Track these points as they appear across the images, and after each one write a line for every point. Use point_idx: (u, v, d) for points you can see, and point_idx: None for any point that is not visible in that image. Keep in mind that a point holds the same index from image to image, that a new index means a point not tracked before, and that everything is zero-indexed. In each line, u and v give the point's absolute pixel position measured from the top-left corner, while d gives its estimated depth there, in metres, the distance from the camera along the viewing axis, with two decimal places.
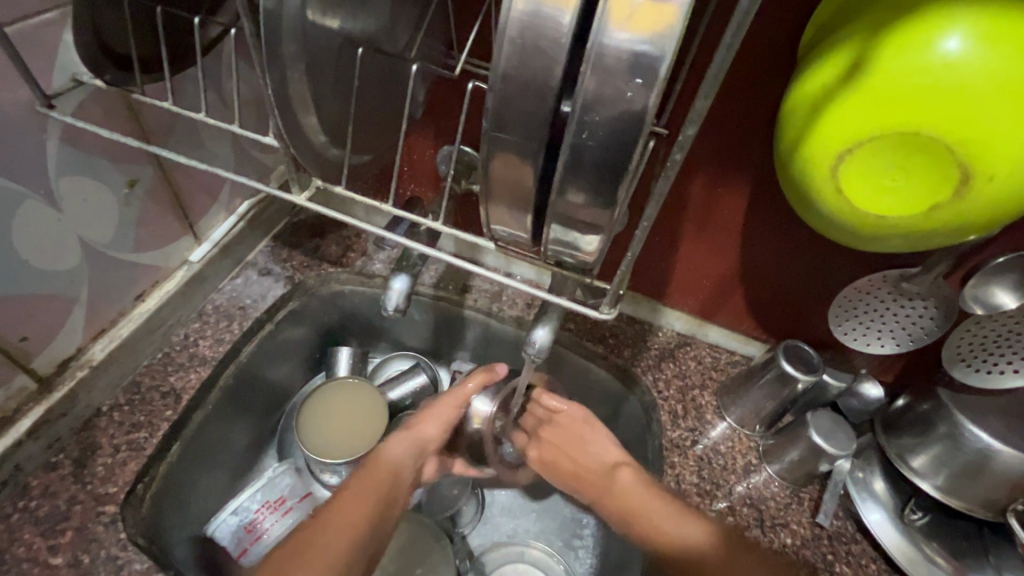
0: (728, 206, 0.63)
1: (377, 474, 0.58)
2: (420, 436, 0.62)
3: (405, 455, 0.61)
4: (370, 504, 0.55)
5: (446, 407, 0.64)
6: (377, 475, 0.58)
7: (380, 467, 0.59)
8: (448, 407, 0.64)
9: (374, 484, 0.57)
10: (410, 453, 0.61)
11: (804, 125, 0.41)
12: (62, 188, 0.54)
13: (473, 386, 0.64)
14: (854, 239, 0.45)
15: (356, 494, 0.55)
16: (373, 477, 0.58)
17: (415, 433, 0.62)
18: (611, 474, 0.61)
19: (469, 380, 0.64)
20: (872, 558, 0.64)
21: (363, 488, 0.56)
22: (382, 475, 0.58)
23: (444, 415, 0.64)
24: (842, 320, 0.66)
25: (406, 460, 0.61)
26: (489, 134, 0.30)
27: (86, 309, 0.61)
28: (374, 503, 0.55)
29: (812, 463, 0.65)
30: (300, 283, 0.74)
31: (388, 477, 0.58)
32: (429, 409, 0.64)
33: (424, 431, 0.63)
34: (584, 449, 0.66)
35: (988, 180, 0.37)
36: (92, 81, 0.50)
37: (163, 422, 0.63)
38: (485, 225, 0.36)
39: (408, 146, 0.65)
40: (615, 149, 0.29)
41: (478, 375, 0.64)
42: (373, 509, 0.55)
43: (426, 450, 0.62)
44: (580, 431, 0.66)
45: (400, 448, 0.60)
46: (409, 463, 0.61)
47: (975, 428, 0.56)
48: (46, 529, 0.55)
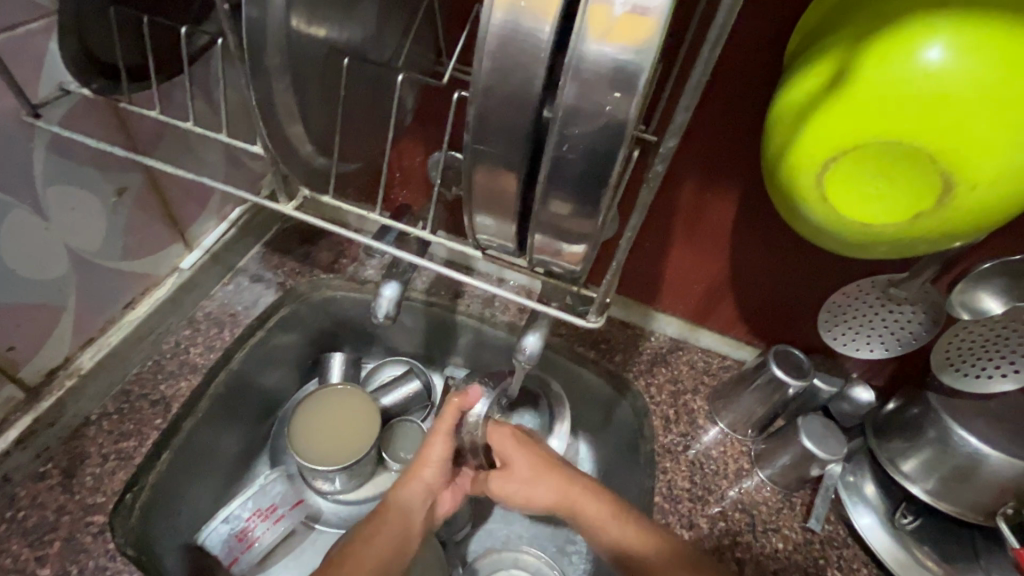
0: (717, 211, 0.63)
1: (388, 518, 0.59)
2: (421, 479, 0.61)
3: (412, 496, 0.60)
4: (383, 552, 0.57)
5: (438, 445, 0.60)
6: (390, 521, 0.59)
7: (392, 509, 0.59)
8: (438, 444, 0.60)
9: (386, 530, 0.58)
10: (418, 495, 0.61)
11: (790, 133, 0.41)
12: (49, 197, 0.54)
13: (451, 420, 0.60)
14: (842, 246, 0.45)
15: (370, 543, 0.57)
16: (387, 522, 0.58)
17: (414, 476, 0.60)
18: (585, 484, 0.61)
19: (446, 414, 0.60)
20: (864, 562, 0.63)
21: (378, 536, 0.58)
22: (394, 520, 0.59)
23: (438, 455, 0.61)
24: (832, 325, 0.66)
25: (415, 500, 0.60)
26: (472, 145, 0.30)
27: (75, 317, 0.60)
28: (387, 549, 0.57)
29: (803, 467, 0.65)
30: (291, 290, 0.74)
31: (401, 520, 0.59)
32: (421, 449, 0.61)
33: (423, 474, 0.61)
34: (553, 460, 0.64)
35: (972, 188, 0.37)
36: (79, 90, 0.50)
37: (153, 430, 0.62)
38: (471, 233, 0.36)
39: (399, 152, 0.65)
40: (597, 159, 0.29)
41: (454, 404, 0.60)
42: (387, 556, 0.57)
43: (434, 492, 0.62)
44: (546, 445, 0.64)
45: (408, 489, 0.60)
46: (418, 504, 0.60)
47: (964, 432, 0.57)
48: (33, 540, 0.55)
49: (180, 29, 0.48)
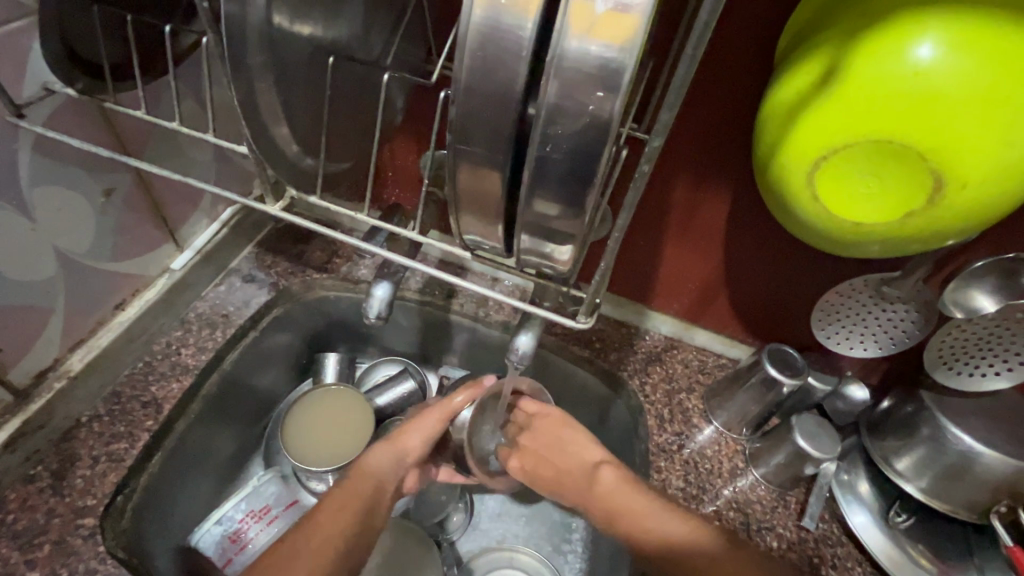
0: (710, 209, 0.63)
1: (356, 485, 0.58)
2: (401, 448, 0.60)
3: (385, 466, 0.60)
4: (348, 516, 0.56)
5: (432, 421, 0.61)
6: (358, 487, 0.58)
7: (362, 477, 0.59)
8: (433, 420, 0.61)
9: (351, 496, 0.57)
10: (392, 465, 0.60)
11: (780, 132, 0.41)
12: (36, 198, 0.53)
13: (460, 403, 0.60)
14: (832, 245, 0.45)
15: (336, 506, 0.56)
16: (354, 487, 0.58)
17: (394, 446, 0.60)
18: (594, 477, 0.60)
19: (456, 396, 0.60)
20: (858, 561, 0.63)
21: (344, 500, 0.57)
22: (362, 486, 0.58)
23: (428, 428, 0.61)
24: (825, 324, 0.66)
25: (386, 469, 0.60)
26: (454, 146, 0.30)
27: (64, 318, 0.60)
28: (353, 514, 0.56)
29: (798, 466, 0.65)
30: (284, 290, 0.74)
31: (369, 488, 0.59)
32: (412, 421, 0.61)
33: (404, 443, 0.61)
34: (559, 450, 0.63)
35: (961, 187, 0.37)
36: (64, 90, 0.49)
37: (144, 432, 0.62)
38: (457, 234, 0.36)
39: (391, 151, 0.64)
40: (581, 159, 0.28)
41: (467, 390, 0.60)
42: (352, 520, 0.56)
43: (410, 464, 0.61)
44: (553, 432, 0.63)
45: (382, 459, 0.60)
46: (391, 476, 0.60)
47: (958, 431, 0.57)
48: (23, 543, 0.54)
49: (164, 28, 0.48)
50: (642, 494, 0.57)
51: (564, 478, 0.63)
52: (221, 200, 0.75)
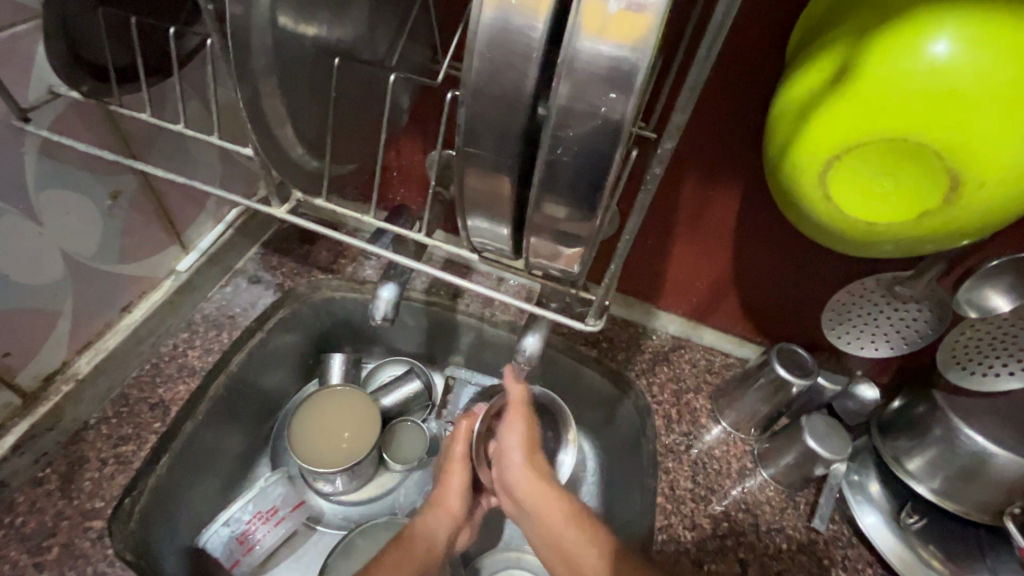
0: (719, 208, 0.62)
1: (408, 544, 0.62)
2: (445, 509, 0.65)
3: (435, 527, 0.64)
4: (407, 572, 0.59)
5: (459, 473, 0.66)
6: (411, 546, 0.62)
7: (416, 537, 0.63)
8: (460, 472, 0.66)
9: (406, 554, 0.61)
10: (441, 526, 0.64)
11: (793, 130, 0.40)
12: (42, 202, 0.53)
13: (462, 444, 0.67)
14: (845, 245, 0.44)
15: (394, 564, 0.60)
16: (410, 547, 0.62)
17: (440, 506, 0.65)
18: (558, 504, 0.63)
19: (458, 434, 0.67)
20: (869, 562, 0.62)
21: (400, 560, 0.60)
22: (416, 547, 0.62)
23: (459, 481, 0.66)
24: (836, 324, 0.65)
25: (438, 531, 0.64)
26: (462, 148, 0.30)
27: (71, 321, 0.60)
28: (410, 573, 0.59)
29: (808, 467, 0.64)
30: (290, 291, 0.74)
31: (423, 550, 0.62)
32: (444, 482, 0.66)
33: (447, 504, 0.65)
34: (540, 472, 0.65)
35: (979, 187, 0.36)
36: (68, 93, 0.49)
37: (152, 434, 0.62)
38: (464, 236, 0.36)
39: (397, 151, 0.64)
40: (591, 163, 0.28)
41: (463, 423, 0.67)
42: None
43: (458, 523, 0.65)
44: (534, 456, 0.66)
45: (433, 522, 0.64)
46: (442, 536, 0.64)
47: (970, 432, 0.56)
48: (32, 546, 0.54)
49: (169, 29, 0.47)
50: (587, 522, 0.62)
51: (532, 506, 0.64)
52: (227, 202, 0.75)
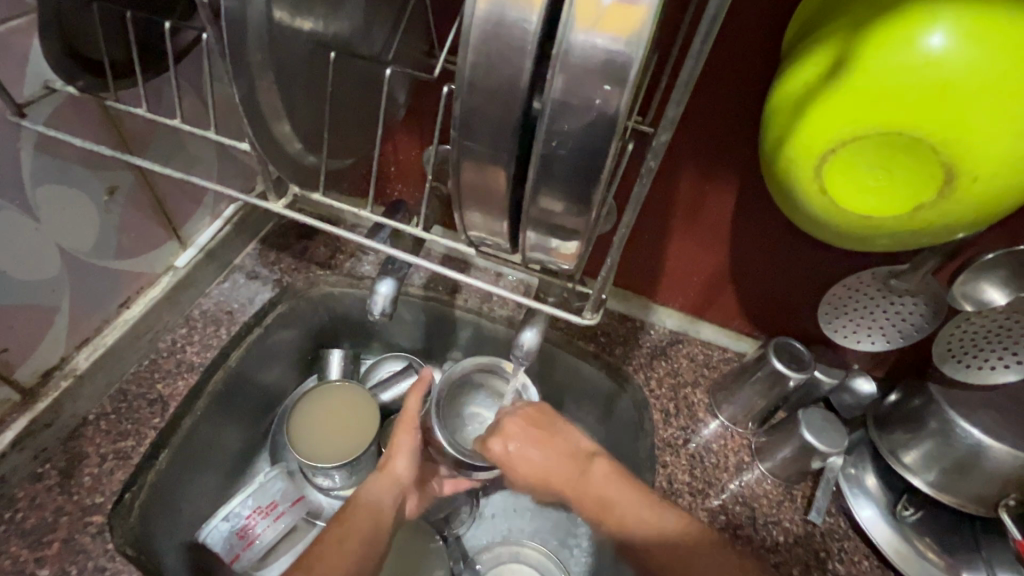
0: (716, 203, 0.62)
1: (352, 516, 0.57)
2: (391, 475, 0.61)
3: (381, 494, 0.60)
4: (352, 547, 0.54)
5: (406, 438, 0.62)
6: (355, 518, 0.56)
7: (359, 507, 0.58)
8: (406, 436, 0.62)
9: (351, 527, 0.56)
10: (387, 493, 0.60)
11: (788, 124, 0.40)
12: (39, 198, 0.53)
13: (415, 405, 0.62)
14: (840, 239, 0.44)
15: (336, 540, 0.54)
16: (353, 520, 0.56)
17: (382, 472, 0.61)
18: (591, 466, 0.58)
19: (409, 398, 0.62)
20: (865, 554, 0.63)
21: (343, 535, 0.55)
22: (360, 517, 0.57)
23: (407, 447, 0.62)
24: (833, 317, 0.66)
25: (383, 499, 0.60)
26: (457, 142, 0.30)
27: (69, 317, 0.60)
28: (357, 548, 0.54)
29: (804, 460, 0.65)
30: (288, 287, 0.74)
31: (368, 519, 0.57)
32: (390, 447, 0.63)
33: (392, 469, 0.61)
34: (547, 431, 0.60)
35: (972, 180, 0.36)
36: (64, 88, 0.49)
37: (151, 429, 0.62)
38: (461, 230, 0.36)
39: (394, 146, 0.64)
40: (586, 157, 0.28)
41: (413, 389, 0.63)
42: (356, 554, 0.54)
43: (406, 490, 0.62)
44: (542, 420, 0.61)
45: (377, 489, 0.60)
46: (388, 502, 0.59)
47: (966, 424, 0.56)
48: (33, 541, 0.55)
49: (165, 25, 0.47)
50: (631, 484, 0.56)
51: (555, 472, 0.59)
52: (225, 198, 0.74)
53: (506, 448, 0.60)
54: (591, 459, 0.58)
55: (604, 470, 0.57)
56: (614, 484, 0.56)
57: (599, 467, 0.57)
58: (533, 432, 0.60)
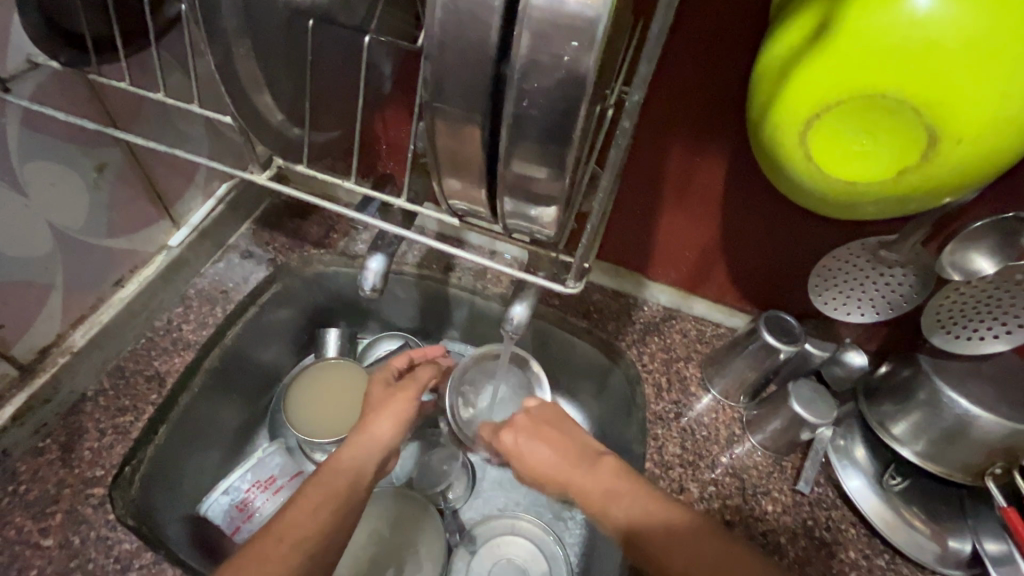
0: (707, 175, 0.62)
1: (328, 481, 0.53)
2: (373, 437, 0.58)
3: (361, 457, 0.56)
4: (326, 513, 0.51)
5: (401, 402, 0.60)
6: (330, 481, 0.53)
7: (336, 469, 0.54)
8: (401, 401, 0.60)
9: (327, 491, 0.53)
10: (367, 457, 0.57)
11: (774, 89, 0.40)
12: (27, 174, 0.54)
13: (425, 376, 0.64)
14: (825, 207, 0.44)
15: (310, 502, 0.51)
16: (327, 482, 0.53)
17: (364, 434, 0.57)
18: (597, 462, 0.57)
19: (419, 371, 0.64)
20: (852, 523, 0.64)
21: (317, 497, 0.52)
22: (335, 481, 0.54)
23: (397, 412, 0.59)
24: (822, 290, 0.64)
25: (363, 459, 0.57)
26: (429, 104, 0.30)
27: (63, 295, 0.61)
28: (331, 513, 0.52)
29: (794, 432, 0.65)
30: (283, 266, 0.74)
31: (345, 483, 0.54)
32: (378, 408, 0.60)
33: (375, 431, 0.58)
34: (555, 423, 0.62)
35: (956, 143, 0.36)
36: (48, 62, 0.49)
37: (148, 405, 0.63)
38: (442, 198, 0.36)
39: (384, 122, 0.64)
40: (556, 118, 0.28)
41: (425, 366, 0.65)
42: (329, 518, 0.51)
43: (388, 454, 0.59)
44: (551, 419, 0.62)
45: (359, 450, 0.57)
46: (368, 466, 0.56)
47: (954, 394, 0.57)
48: (36, 513, 0.56)
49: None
50: (637, 481, 0.54)
51: (558, 464, 0.58)
52: (217, 177, 0.74)
53: (516, 440, 0.61)
54: (599, 456, 0.57)
55: (613, 467, 0.56)
56: (624, 478, 0.54)
57: (606, 463, 0.56)
58: (541, 429, 0.61)
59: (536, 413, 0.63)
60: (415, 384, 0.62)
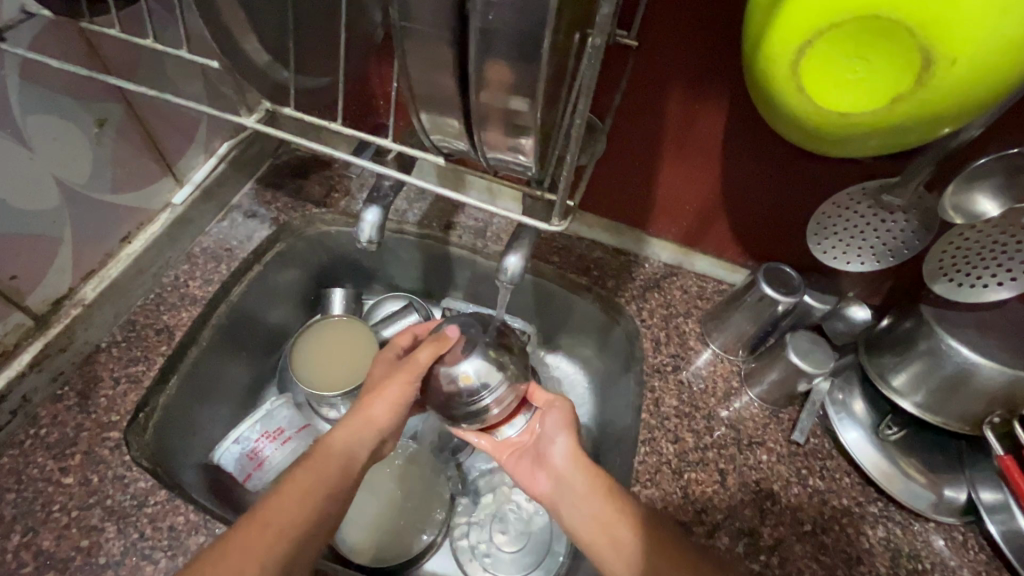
0: (705, 124, 0.61)
1: (321, 465, 0.55)
2: (368, 419, 0.59)
3: (353, 440, 0.58)
4: (314, 500, 0.52)
5: (399, 387, 0.60)
6: (323, 466, 0.55)
7: (329, 453, 0.56)
8: (400, 385, 0.60)
9: (317, 477, 0.54)
10: (360, 440, 0.58)
11: (769, 16, 0.38)
12: (31, 127, 0.55)
13: (426, 358, 0.61)
14: (820, 143, 0.43)
15: (300, 488, 0.52)
16: (319, 467, 0.55)
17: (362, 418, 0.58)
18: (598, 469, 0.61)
19: (421, 351, 0.61)
20: (847, 472, 0.65)
21: (309, 481, 0.53)
22: (328, 465, 0.55)
23: (393, 395, 0.60)
24: (822, 238, 0.63)
25: (357, 442, 0.58)
26: (399, 25, 0.30)
27: (73, 249, 0.63)
28: (319, 500, 0.53)
29: (791, 383, 0.65)
30: (285, 225, 0.76)
31: (336, 468, 0.55)
32: (375, 391, 0.60)
33: (370, 415, 0.59)
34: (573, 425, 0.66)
35: (951, 64, 0.34)
36: (40, 12, 0.50)
37: (159, 356, 0.65)
38: (424, 134, 0.37)
39: (379, 75, 0.63)
40: (524, 34, 0.28)
41: (428, 346, 0.61)
42: (317, 506, 0.52)
43: (382, 436, 0.60)
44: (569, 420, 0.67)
45: (353, 434, 0.58)
46: (361, 452, 0.58)
47: (957, 343, 0.56)
48: (56, 453, 0.59)
49: None
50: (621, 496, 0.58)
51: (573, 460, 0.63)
52: (218, 136, 0.75)
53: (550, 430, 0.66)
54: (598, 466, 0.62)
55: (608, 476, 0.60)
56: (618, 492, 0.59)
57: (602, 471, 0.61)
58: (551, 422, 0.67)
59: (566, 408, 0.68)
60: (414, 368, 0.60)
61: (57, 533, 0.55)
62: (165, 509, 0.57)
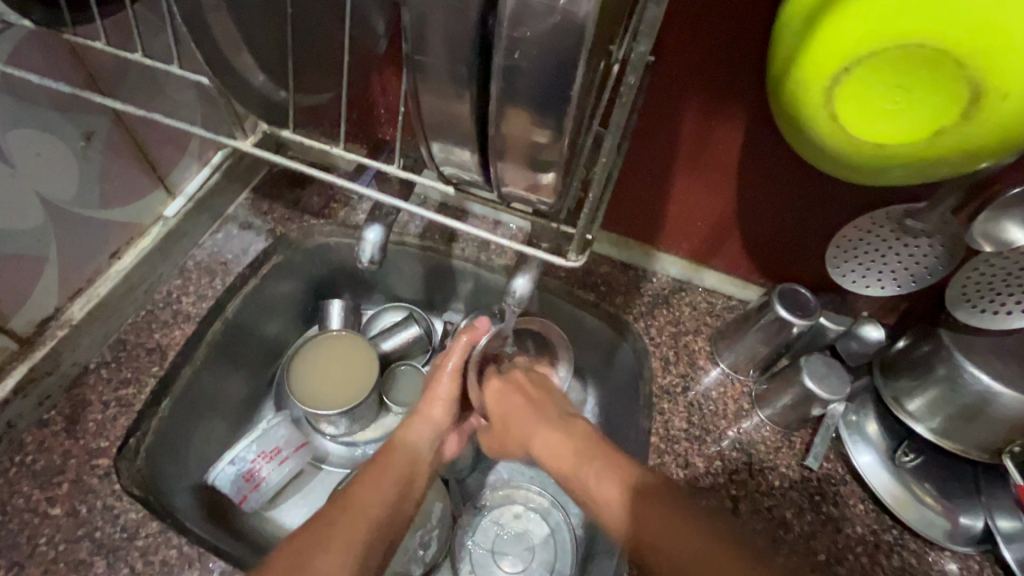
0: (723, 140, 0.58)
1: (390, 457, 0.57)
2: (428, 419, 0.62)
3: (418, 438, 0.61)
4: (390, 484, 0.54)
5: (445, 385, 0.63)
6: (394, 458, 0.57)
7: (395, 453, 0.58)
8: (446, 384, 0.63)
9: (388, 467, 0.56)
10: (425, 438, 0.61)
11: (800, 39, 0.36)
12: (10, 144, 0.52)
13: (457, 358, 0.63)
14: (848, 173, 0.41)
15: (376, 478, 0.54)
16: (390, 458, 0.57)
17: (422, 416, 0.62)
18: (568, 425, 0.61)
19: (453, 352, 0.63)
20: (861, 499, 0.63)
21: (381, 471, 0.55)
22: (398, 458, 0.57)
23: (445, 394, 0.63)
24: (841, 262, 0.63)
25: (422, 444, 0.61)
26: (410, 58, 0.28)
27: (59, 268, 0.60)
28: (392, 486, 0.54)
29: (805, 408, 0.64)
30: (282, 237, 0.72)
31: (407, 460, 0.58)
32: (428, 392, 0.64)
33: (431, 413, 0.63)
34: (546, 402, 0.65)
35: (998, 99, 0.33)
36: (20, 21, 0.46)
37: (150, 377, 0.63)
38: (433, 164, 0.35)
39: (382, 84, 0.60)
40: (549, 73, 0.26)
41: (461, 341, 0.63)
42: (391, 490, 0.54)
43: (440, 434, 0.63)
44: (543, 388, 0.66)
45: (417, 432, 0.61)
46: (422, 448, 0.60)
47: (976, 368, 0.54)
48: (43, 482, 0.56)
49: None
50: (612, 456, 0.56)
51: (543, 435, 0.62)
52: (212, 145, 0.72)
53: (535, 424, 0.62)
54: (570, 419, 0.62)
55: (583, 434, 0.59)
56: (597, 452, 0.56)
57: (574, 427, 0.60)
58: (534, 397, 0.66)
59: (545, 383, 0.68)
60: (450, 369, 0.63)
61: (44, 568, 0.53)
62: (156, 542, 0.54)
